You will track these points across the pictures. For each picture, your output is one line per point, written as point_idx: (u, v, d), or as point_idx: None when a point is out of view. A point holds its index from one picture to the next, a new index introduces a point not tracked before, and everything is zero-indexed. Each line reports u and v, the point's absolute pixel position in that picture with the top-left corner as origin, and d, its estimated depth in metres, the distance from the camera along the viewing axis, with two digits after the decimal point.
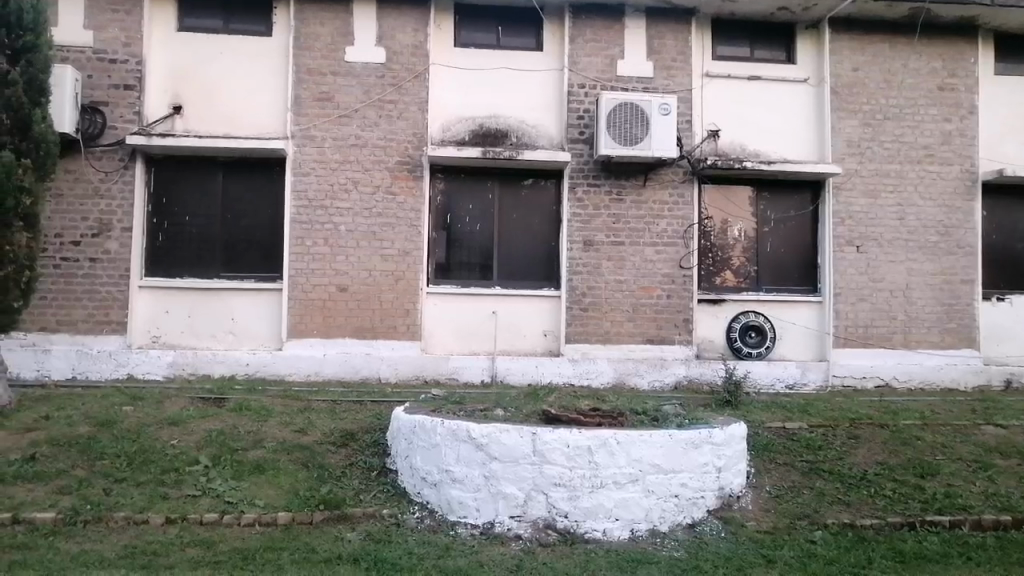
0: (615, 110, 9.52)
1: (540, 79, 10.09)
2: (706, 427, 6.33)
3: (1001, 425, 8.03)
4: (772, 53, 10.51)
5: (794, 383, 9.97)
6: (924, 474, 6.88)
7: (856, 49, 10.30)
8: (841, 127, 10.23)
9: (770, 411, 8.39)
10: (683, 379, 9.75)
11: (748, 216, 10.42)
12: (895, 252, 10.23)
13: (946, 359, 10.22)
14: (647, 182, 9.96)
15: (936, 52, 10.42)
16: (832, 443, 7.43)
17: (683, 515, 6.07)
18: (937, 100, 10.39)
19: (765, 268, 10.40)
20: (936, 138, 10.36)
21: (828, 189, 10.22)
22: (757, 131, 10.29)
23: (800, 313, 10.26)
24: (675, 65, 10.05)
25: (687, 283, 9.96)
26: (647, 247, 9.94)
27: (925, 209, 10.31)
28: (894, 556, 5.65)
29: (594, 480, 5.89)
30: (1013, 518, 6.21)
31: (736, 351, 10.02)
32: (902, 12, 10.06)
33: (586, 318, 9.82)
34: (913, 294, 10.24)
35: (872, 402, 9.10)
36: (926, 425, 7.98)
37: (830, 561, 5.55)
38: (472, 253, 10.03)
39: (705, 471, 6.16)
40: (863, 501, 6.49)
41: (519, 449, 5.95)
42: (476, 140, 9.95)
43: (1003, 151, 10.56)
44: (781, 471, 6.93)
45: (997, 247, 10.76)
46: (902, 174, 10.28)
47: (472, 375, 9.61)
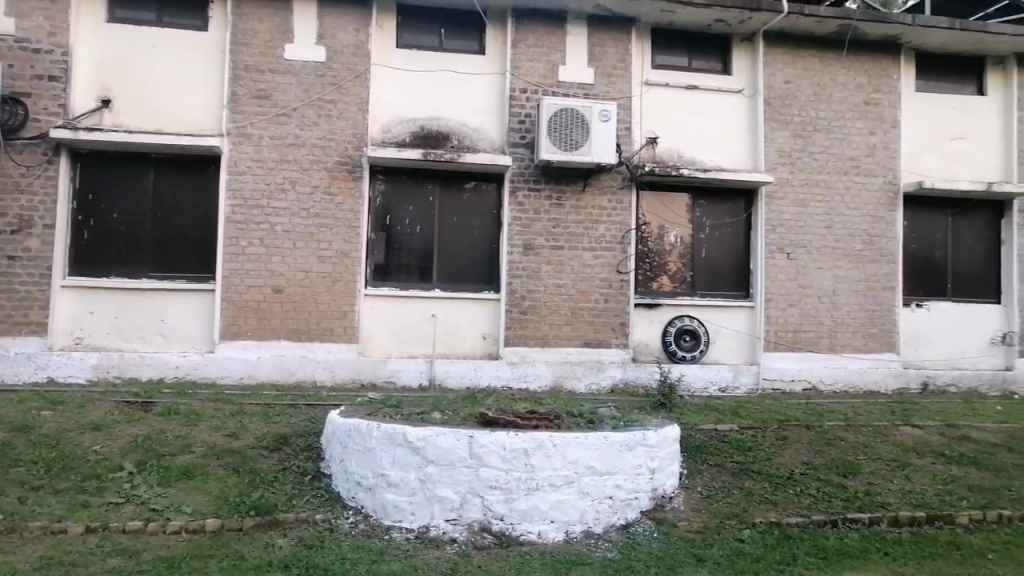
0: (556, 115, 9.61)
1: (482, 82, 10.10)
2: (640, 429, 6.44)
3: (919, 426, 8.38)
4: (709, 64, 10.76)
5: (726, 386, 10.22)
6: (846, 473, 7.14)
7: (788, 62, 10.65)
8: (774, 137, 10.54)
9: (703, 414, 8.58)
10: (619, 382, 9.92)
11: (685, 222, 10.64)
12: (823, 260, 10.60)
13: (869, 363, 10.64)
14: (586, 187, 10.08)
15: (863, 68, 10.85)
16: (761, 445, 7.64)
17: (617, 516, 6.16)
18: (863, 114, 10.81)
19: (700, 274, 10.63)
20: (862, 150, 10.77)
21: (761, 197, 10.52)
22: (693, 139, 10.51)
23: (733, 318, 10.53)
24: (615, 72, 10.20)
25: (624, 287, 10.11)
26: (586, 251, 10.05)
27: (851, 218, 10.71)
28: (818, 552, 5.85)
29: (530, 482, 5.93)
30: (927, 514, 6.49)
31: (671, 354, 10.22)
32: (832, 28, 10.44)
33: (525, 321, 9.86)
34: (839, 300, 10.62)
35: (799, 404, 9.40)
36: (850, 426, 8.28)
37: (756, 558, 5.71)
38: (411, 256, 9.96)
39: (639, 473, 6.26)
40: (789, 500, 6.70)
41: (455, 452, 5.94)
42: (417, 141, 9.89)
43: (923, 164, 11.04)
44: (712, 472, 7.10)
45: (918, 255, 11.22)
46: (830, 184, 10.66)
47: (410, 378, 9.56)
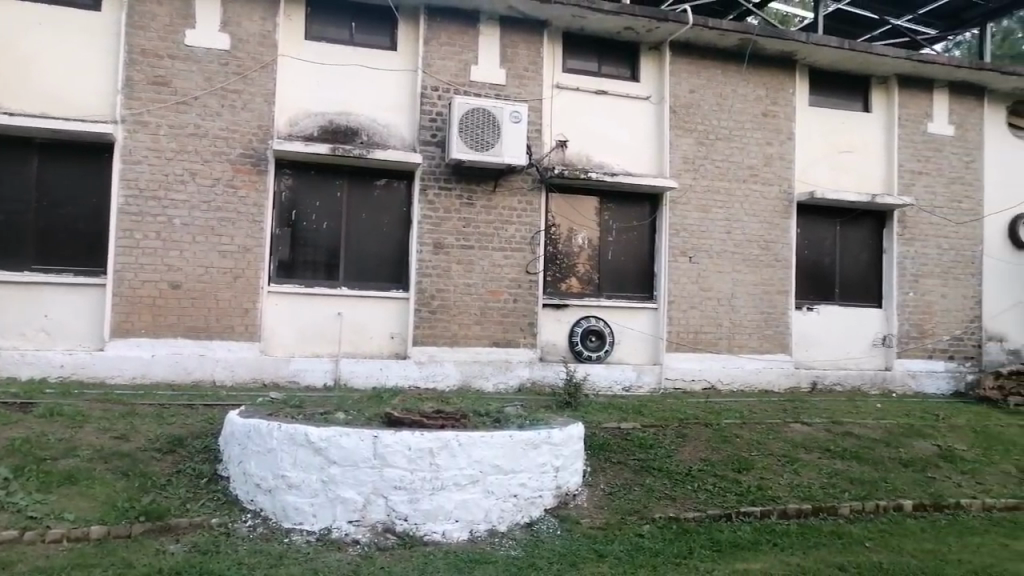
0: (467, 114, 9.62)
1: (392, 78, 9.98)
2: (545, 428, 6.53)
3: (808, 423, 8.83)
4: (618, 70, 11.00)
5: (629, 385, 10.48)
6: (741, 469, 7.46)
7: (692, 72, 11.02)
8: (678, 144, 10.89)
9: (606, 412, 8.77)
10: (527, 381, 10.02)
11: (592, 224, 10.83)
12: (722, 264, 11.02)
13: (763, 363, 11.14)
14: (497, 187, 10.13)
15: (761, 81, 11.35)
16: (661, 442, 7.88)
17: (521, 515, 6.23)
18: (761, 125, 11.31)
19: (607, 276, 10.85)
20: (760, 160, 11.27)
21: (665, 202, 10.84)
22: (602, 143, 10.71)
23: (637, 319, 10.80)
24: (527, 74, 10.30)
25: (533, 288, 10.21)
26: (495, 251, 10.10)
27: (749, 225, 11.18)
28: (713, 545, 6.07)
29: (435, 482, 5.91)
30: (813, 506, 6.86)
31: (577, 354, 10.40)
32: (733, 41, 10.88)
33: (433, 321, 9.82)
34: (737, 303, 11.07)
35: (698, 403, 9.74)
36: (745, 424, 8.64)
37: (655, 552, 5.88)
38: (318, 252, 9.74)
39: (543, 471, 6.36)
40: (687, 495, 6.94)
41: (359, 452, 5.85)
42: (325, 136, 9.68)
43: (815, 175, 11.65)
44: (615, 470, 7.26)
45: (809, 261, 11.82)
46: (730, 191, 11.10)
47: (314, 377, 9.37)
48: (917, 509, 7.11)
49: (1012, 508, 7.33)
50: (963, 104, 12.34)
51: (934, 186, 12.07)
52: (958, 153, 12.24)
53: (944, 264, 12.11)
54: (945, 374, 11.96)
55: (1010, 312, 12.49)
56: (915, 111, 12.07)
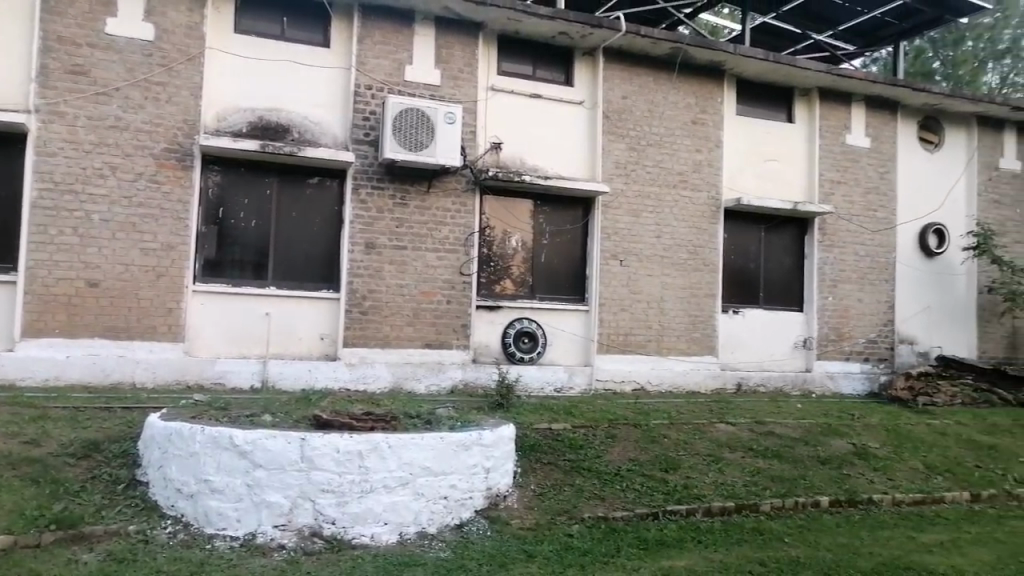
0: (401, 114, 9.56)
1: (325, 76, 9.82)
2: (476, 430, 6.54)
3: (732, 423, 9.08)
4: (552, 75, 11.10)
5: (561, 387, 10.58)
6: (668, 468, 7.62)
7: (625, 79, 11.21)
8: (610, 149, 11.06)
9: (538, 413, 8.83)
10: (459, 383, 10.00)
11: (526, 227, 10.88)
12: (652, 267, 11.25)
13: (690, 364, 11.42)
14: (431, 188, 10.09)
15: (690, 89, 11.63)
16: (591, 443, 7.98)
17: (451, 516, 6.22)
18: (690, 132, 11.59)
19: (540, 278, 10.92)
20: (689, 166, 11.55)
21: (598, 206, 10.99)
22: (536, 146, 10.79)
23: (569, 321, 10.91)
24: (461, 76, 10.30)
25: (466, 289, 10.20)
26: (428, 252, 10.05)
27: (678, 230, 11.44)
28: (639, 544, 6.19)
29: (364, 485, 5.85)
30: (736, 504, 7.06)
31: (510, 356, 10.43)
32: (665, 49, 11.13)
33: (365, 322, 9.70)
34: (666, 306, 11.31)
35: (628, 404, 9.90)
36: (672, 424, 8.83)
37: (583, 552, 5.95)
38: (246, 251, 9.50)
39: (474, 472, 6.36)
40: (616, 495, 7.05)
41: (286, 455, 5.74)
42: (254, 132, 9.46)
43: (742, 182, 12.00)
44: (545, 470, 7.32)
45: (735, 266, 12.17)
46: (660, 197, 11.34)
47: (240, 379, 9.14)
48: (833, 505, 7.40)
49: (920, 503, 7.71)
50: (879, 117, 12.92)
51: (852, 195, 12.60)
52: (874, 164, 12.82)
53: (861, 270, 12.65)
54: (861, 375, 12.50)
55: (921, 316, 13.14)
56: (835, 123, 12.58)
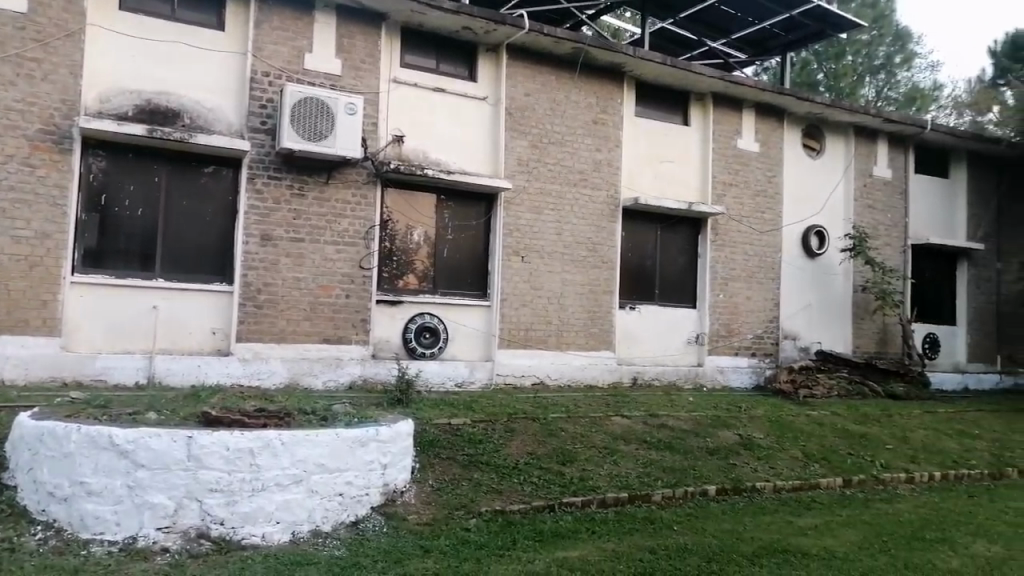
0: (299, 103, 9.31)
1: (219, 60, 9.42)
2: (373, 426, 6.47)
3: (627, 416, 9.33)
4: (456, 69, 11.05)
5: (461, 381, 10.61)
6: (565, 461, 7.77)
7: (528, 76, 11.33)
8: (513, 145, 11.15)
9: (437, 408, 8.81)
10: (358, 378, 9.85)
11: (429, 221, 10.80)
12: (553, 264, 11.42)
13: (589, 359, 11.67)
14: (330, 180, 9.88)
15: (591, 90, 11.86)
16: (490, 437, 8.03)
17: (347, 514, 6.13)
18: (591, 131, 11.83)
19: (442, 273, 10.86)
20: (589, 165, 11.78)
21: (500, 202, 11.05)
22: (439, 140, 10.73)
23: (471, 316, 10.92)
24: (363, 66, 10.13)
25: (366, 283, 10.06)
26: (327, 245, 9.84)
27: (579, 227, 11.66)
28: (535, 535, 6.28)
29: (256, 483, 5.69)
30: (629, 494, 7.28)
31: (410, 351, 10.35)
32: (567, 49, 11.31)
33: (260, 316, 9.41)
34: (566, 301, 11.50)
35: (528, 398, 10.02)
36: (570, 417, 9.00)
37: (479, 545, 5.98)
38: (131, 241, 9.02)
39: (370, 469, 6.30)
40: (513, 488, 7.13)
41: (171, 454, 5.50)
42: (141, 116, 8.99)
43: (640, 182, 12.35)
44: (443, 465, 7.31)
45: (633, 263, 12.51)
46: (561, 194, 11.52)
47: (123, 375, 8.69)
48: (719, 493, 7.74)
49: (798, 489, 8.17)
50: (768, 124, 13.56)
51: (742, 197, 13.19)
52: (763, 168, 13.46)
53: (750, 269, 13.27)
54: (748, 369, 13.13)
55: (804, 314, 13.89)
56: (727, 128, 13.13)
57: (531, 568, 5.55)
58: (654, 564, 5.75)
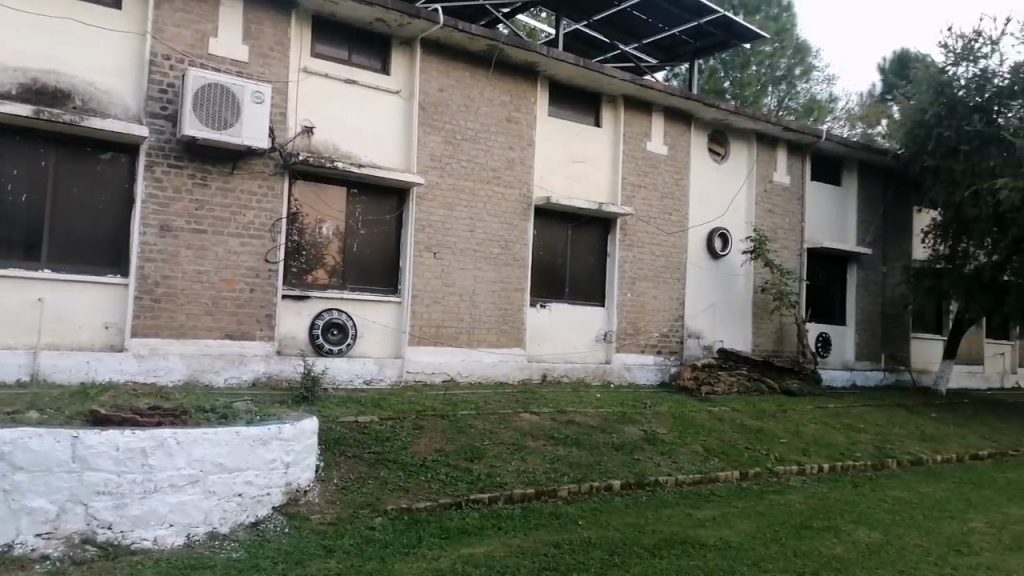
0: (203, 89, 8.95)
1: (115, 40, 8.94)
2: (276, 424, 6.31)
3: (536, 413, 9.42)
4: (369, 61, 10.87)
5: (370, 379, 10.47)
6: (472, 458, 7.78)
7: (442, 72, 11.27)
8: (426, 141, 11.07)
9: (344, 406, 8.64)
10: (262, 375, 9.57)
11: (338, 215, 10.59)
12: (465, 261, 11.41)
13: (499, 357, 11.72)
14: (235, 170, 9.55)
15: (505, 88, 11.90)
16: (398, 435, 7.93)
17: (246, 514, 5.95)
18: (505, 130, 11.88)
19: (352, 268, 10.67)
20: (502, 162, 11.83)
21: (412, 198, 10.93)
22: (350, 133, 10.52)
23: (381, 312, 10.77)
24: (272, 54, 9.83)
25: (271, 277, 9.77)
26: (231, 238, 9.51)
27: (491, 224, 11.68)
28: (441, 533, 6.25)
29: (148, 484, 5.45)
30: (536, 490, 7.36)
31: (317, 347, 10.13)
32: (482, 46, 11.32)
33: (157, 310, 8.99)
34: (477, 298, 11.51)
35: (437, 395, 9.96)
36: (479, 414, 9.01)
37: (383, 544, 5.90)
38: (14, 229, 8.46)
39: (272, 468, 6.13)
40: (420, 486, 7.08)
41: (54, 455, 5.19)
42: (28, 96, 8.43)
43: (552, 181, 12.49)
44: (349, 464, 7.18)
45: (544, 262, 12.64)
46: (474, 191, 11.52)
47: (3, 372, 8.17)
48: (624, 487, 7.94)
49: (699, 482, 8.46)
50: (676, 128, 13.96)
51: (650, 199, 13.54)
52: (671, 171, 13.85)
53: (657, 269, 13.63)
54: (653, 367, 13.49)
55: (708, 313, 14.38)
56: (637, 130, 13.43)
57: (436, 565, 5.53)
58: (559, 559, 5.82)
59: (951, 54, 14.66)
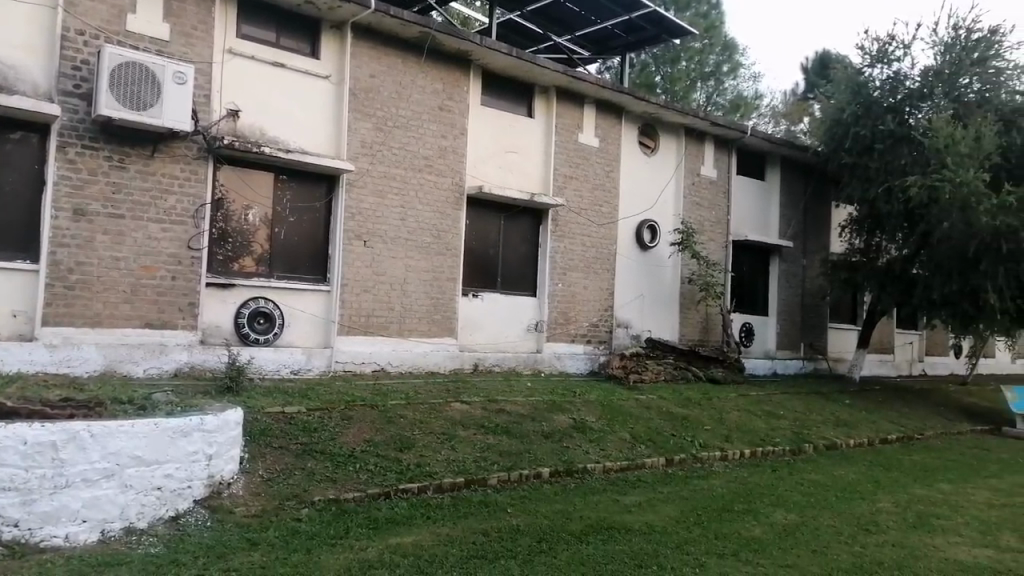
0: (120, 67, 8.57)
1: (24, 12, 8.45)
2: (198, 415, 6.14)
3: (467, 402, 9.42)
4: (297, 45, 10.62)
5: (298, 369, 10.28)
6: (402, 448, 7.74)
7: (373, 57, 11.10)
8: (356, 127, 10.90)
9: (271, 397, 8.46)
10: (184, 366, 9.27)
11: (265, 201, 10.33)
12: (395, 249, 11.30)
13: (429, 347, 11.66)
14: (155, 153, 9.20)
15: (437, 76, 11.81)
16: (326, 426, 7.82)
17: (165, 509, 5.78)
18: (437, 118, 11.80)
19: (279, 256, 10.44)
20: (434, 151, 11.75)
21: (342, 185, 10.75)
22: (278, 118, 10.27)
23: (310, 302, 10.58)
24: (194, 33, 9.49)
25: (194, 265, 9.47)
26: (151, 223, 9.17)
27: (423, 213, 11.60)
28: (368, 523, 6.20)
29: (58, 479, 5.24)
30: (465, 479, 7.38)
31: (243, 337, 9.88)
32: (414, 33, 11.19)
33: (70, 298, 8.60)
34: (408, 288, 11.42)
35: (367, 386, 9.85)
36: (409, 404, 8.94)
37: (310, 535, 5.81)
38: None
39: (194, 460, 5.97)
40: (348, 476, 7.00)
41: None
42: None
43: (484, 171, 12.48)
44: (275, 455, 7.04)
45: (477, 251, 12.62)
46: (406, 179, 11.41)
47: None
48: (552, 475, 8.04)
49: (626, 469, 8.63)
50: (607, 120, 14.14)
51: (581, 190, 13.69)
52: (602, 163, 14.02)
53: (587, 260, 13.80)
54: (583, 356, 13.67)
55: (636, 304, 14.65)
56: (569, 122, 13.54)
57: (362, 556, 5.49)
58: (486, 547, 5.85)
59: (867, 56, 15.29)
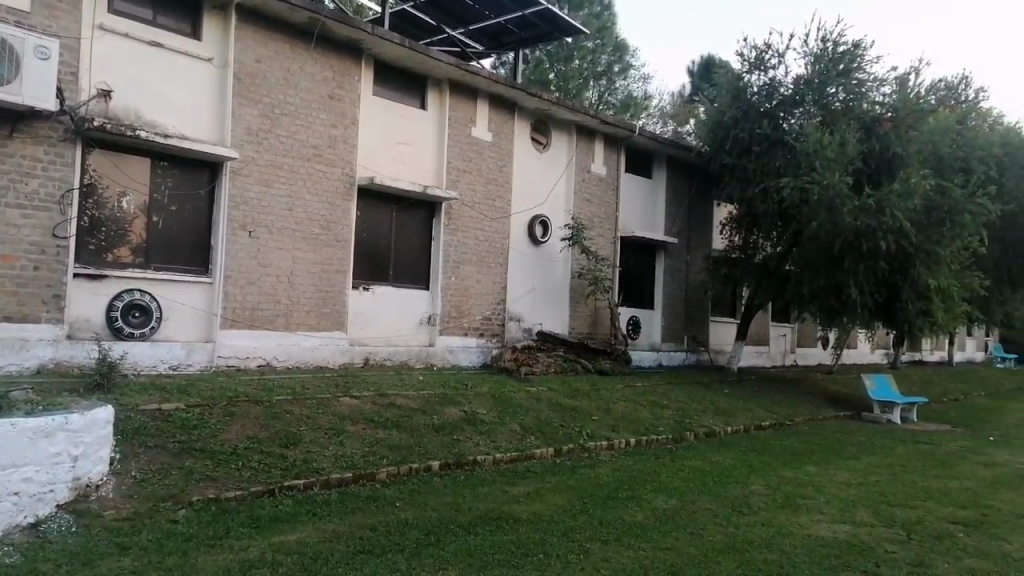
0: None
1: None
2: (62, 414, 5.82)
3: (356, 397, 9.27)
4: (177, 24, 10.11)
5: (176, 364, 9.82)
6: (287, 444, 7.53)
7: (259, 41, 10.71)
8: (241, 113, 10.49)
9: (146, 394, 8.02)
10: (48, 362, 8.67)
11: (141, 187, 9.78)
12: (282, 240, 10.96)
13: (318, 340, 11.40)
14: (15, 133, 8.53)
15: (327, 63, 11.52)
16: (206, 422, 7.51)
17: (23, 515, 5.40)
18: (327, 106, 11.52)
19: (156, 245, 9.91)
20: (324, 141, 11.47)
21: (225, 173, 10.32)
22: (155, 101, 9.75)
23: (190, 294, 10.11)
24: (60, 5, 8.86)
25: (60, 254, 8.86)
26: (10, 208, 8.52)
27: (311, 204, 11.30)
28: (250, 523, 5.99)
29: None
30: (354, 474, 7.28)
31: (116, 331, 9.33)
32: (303, 18, 10.86)
33: None
34: (295, 280, 11.11)
35: (251, 381, 9.53)
36: (296, 399, 8.71)
37: (186, 537, 5.57)
38: None
39: (56, 462, 5.63)
40: (229, 475, 6.75)
41: None
42: None
43: (376, 161, 12.28)
44: (150, 454, 6.71)
45: (367, 244, 12.41)
46: (294, 168, 11.09)
47: None
48: (442, 468, 8.04)
49: (515, 460, 8.75)
50: (500, 115, 14.24)
51: (475, 184, 13.73)
52: (495, 157, 14.10)
53: (480, 254, 13.87)
54: (476, 349, 13.73)
55: (528, 297, 14.85)
56: (462, 115, 13.53)
57: (243, 556, 5.31)
58: (373, 541, 5.79)
59: (746, 62, 16.07)
